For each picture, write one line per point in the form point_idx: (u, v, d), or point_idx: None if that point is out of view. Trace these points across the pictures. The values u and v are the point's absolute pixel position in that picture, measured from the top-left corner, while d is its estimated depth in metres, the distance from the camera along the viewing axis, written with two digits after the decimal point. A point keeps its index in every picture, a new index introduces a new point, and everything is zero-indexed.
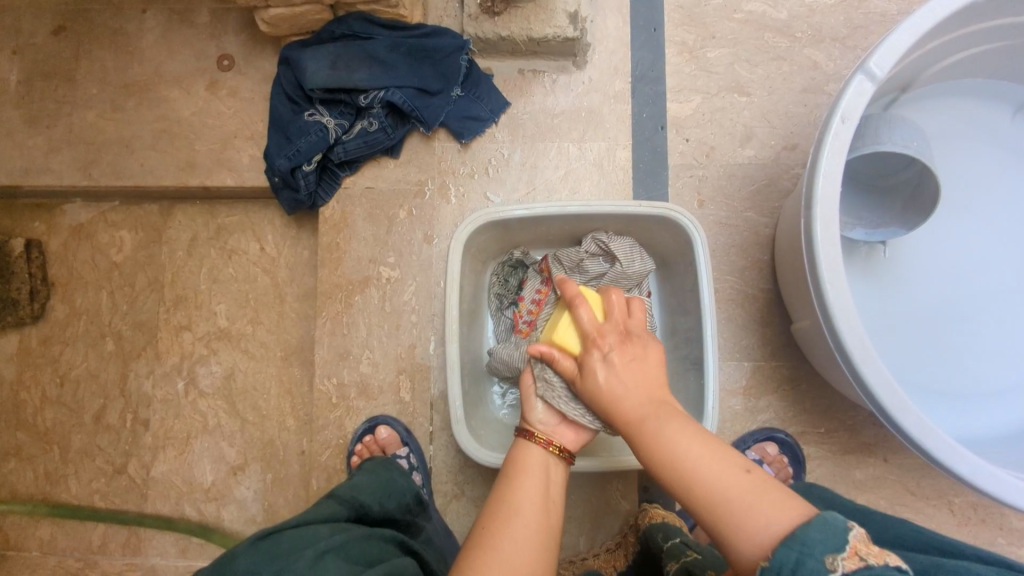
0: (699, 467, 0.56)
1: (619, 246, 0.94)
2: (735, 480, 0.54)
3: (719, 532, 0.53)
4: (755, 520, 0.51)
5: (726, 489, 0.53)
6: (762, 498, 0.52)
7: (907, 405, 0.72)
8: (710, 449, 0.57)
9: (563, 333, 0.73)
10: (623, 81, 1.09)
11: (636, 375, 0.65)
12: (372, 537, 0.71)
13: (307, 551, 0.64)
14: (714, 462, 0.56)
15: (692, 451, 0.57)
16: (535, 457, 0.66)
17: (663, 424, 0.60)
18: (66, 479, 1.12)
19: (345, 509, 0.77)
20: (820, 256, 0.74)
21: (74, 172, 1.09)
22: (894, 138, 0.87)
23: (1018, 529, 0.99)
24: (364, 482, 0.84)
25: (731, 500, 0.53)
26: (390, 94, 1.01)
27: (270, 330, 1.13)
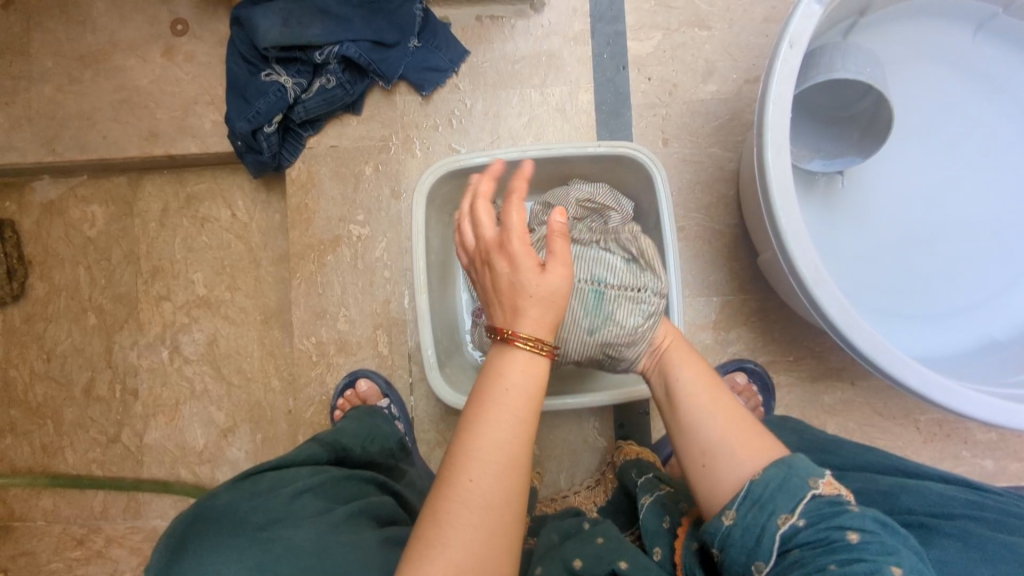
0: (701, 402, 0.66)
1: (604, 198, 0.91)
2: (736, 416, 0.64)
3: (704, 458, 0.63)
4: (741, 451, 0.61)
5: (725, 424, 0.63)
6: (753, 437, 0.62)
7: (859, 324, 0.74)
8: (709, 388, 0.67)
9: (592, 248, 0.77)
10: (582, 22, 1.07)
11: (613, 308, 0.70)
12: (352, 478, 0.74)
13: (285, 490, 0.65)
14: (713, 400, 0.66)
15: (691, 387, 0.67)
16: (514, 375, 0.56)
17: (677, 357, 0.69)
18: (63, 451, 1.16)
19: (326, 452, 0.79)
20: (772, 181, 0.75)
21: (37, 148, 1.09)
22: (847, 64, 0.88)
23: (981, 441, 1.02)
24: (347, 428, 0.87)
25: (724, 440, 0.62)
26: (345, 48, 1.00)
27: (247, 294, 1.15)
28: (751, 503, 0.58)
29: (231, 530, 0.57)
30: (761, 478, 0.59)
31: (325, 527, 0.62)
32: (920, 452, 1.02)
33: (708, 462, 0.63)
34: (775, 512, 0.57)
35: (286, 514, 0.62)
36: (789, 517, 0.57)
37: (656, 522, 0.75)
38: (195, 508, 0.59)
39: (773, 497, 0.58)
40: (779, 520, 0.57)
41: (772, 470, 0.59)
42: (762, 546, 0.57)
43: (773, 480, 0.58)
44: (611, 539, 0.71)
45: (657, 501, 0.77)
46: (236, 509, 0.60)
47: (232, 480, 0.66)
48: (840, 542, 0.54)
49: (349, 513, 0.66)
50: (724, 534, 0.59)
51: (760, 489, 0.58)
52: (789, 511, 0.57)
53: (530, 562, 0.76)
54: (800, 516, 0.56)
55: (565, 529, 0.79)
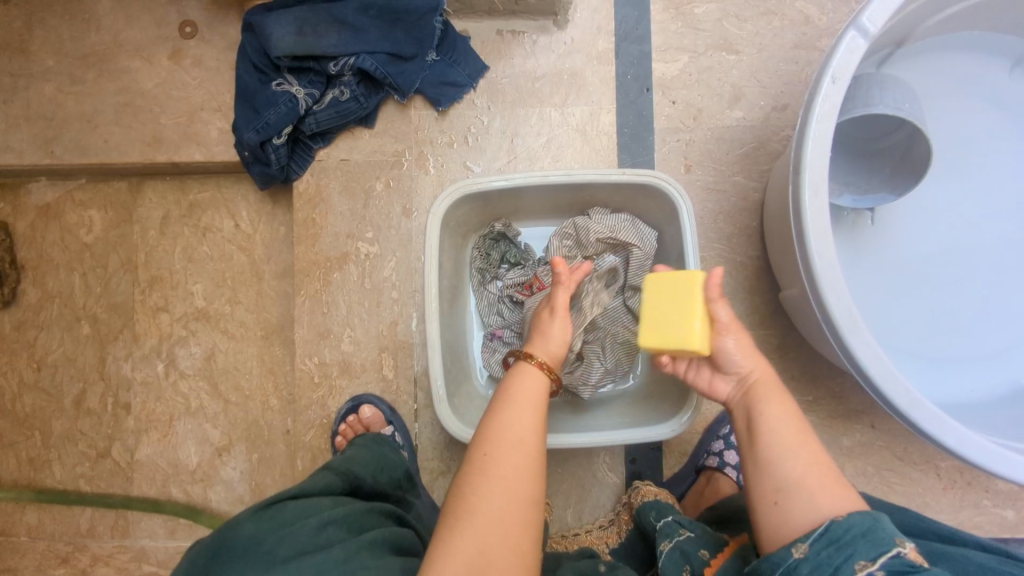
0: (792, 451, 0.61)
1: (627, 233, 0.91)
2: (819, 455, 0.61)
3: (782, 504, 0.60)
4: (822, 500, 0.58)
5: (813, 470, 0.60)
6: (833, 485, 0.59)
7: (895, 377, 0.70)
8: (798, 430, 0.63)
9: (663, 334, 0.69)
10: (606, 40, 1.04)
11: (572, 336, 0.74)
12: (374, 509, 0.71)
13: (309, 522, 0.64)
14: (803, 442, 0.62)
15: (781, 424, 0.63)
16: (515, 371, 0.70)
17: (763, 398, 0.65)
18: (50, 464, 1.11)
19: (342, 481, 0.77)
20: (809, 224, 0.71)
21: (35, 150, 1.05)
22: (885, 100, 0.84)
23: (1003, 491, 0.99)
24: (358, 454, 0.83)
25: (805, 481, 0.59)
26: (361, 61, 0.96)
27: (248, 308, 1.11)
28: (826, 543, 0.56)
29: (261, 564, 0.60)
30: (844, 522, 0.56)
31: (349, 551, 0.61)
32: (940, 500, 0.99)
33: (776, 499, 0.60)
34: (854, 556, 0.55)
35: (312, 546, 0.63)
36: (868, 566, 0.55)
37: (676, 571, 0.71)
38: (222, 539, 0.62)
39: (854, 543, 0.55)
40: (857, 566, 0.55)
41: (857, 518, 0.56)
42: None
43: (857, 529, 0.56)
44: None
45: (677, 548, 0.73)
46: (264, 542, 0.62)
47: (258, 505, 0.66)
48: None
49: (374, 540, 0.64)
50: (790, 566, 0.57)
51: (840, 532, 0.56)
52: (868, 559, 0.55)
53: None
54: (880, 567, 0.55)
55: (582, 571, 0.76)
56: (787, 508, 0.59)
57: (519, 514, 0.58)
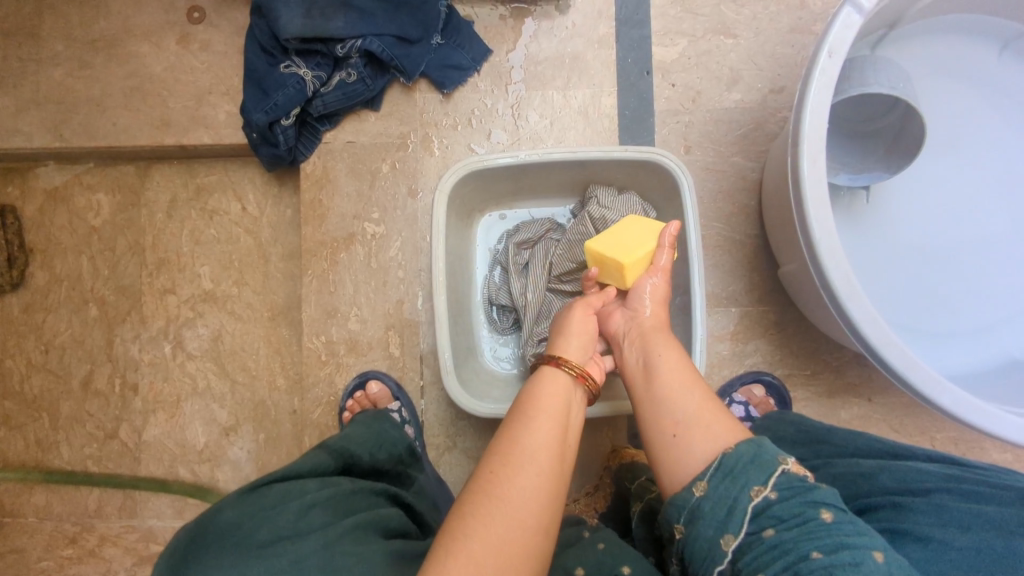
0: (686, 402, 0.61)
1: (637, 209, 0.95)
2: (705, 397, 0.61)
3: (678, 445, 0.58)
4: (712, 432, 0.57)
5: (703, 411, 0.60)
6: (719, 419, 0.59)
7: (891, 340, 0.73)
8: (688, 386, 0.62)
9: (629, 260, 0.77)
10: (607, 25, 1.06)
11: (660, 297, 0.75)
12: (362, 489, 0.70)
13: (290, 505, 0.62)
14: (692, 389, 0.62)
15: (670, 373, 0.64)
16: (549, 399, 0.63)
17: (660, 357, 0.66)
18: (58, 445, 1.12)
19: (333, 461, 0.75)
20: (807, 192, 0.74)
21: (44, 134, 1.06)
22: (879, 79, 0.87)
23: (997, 462, 1.01)
24: (356, 432, 0.83)
25: (701, 415, 0.59)
26: (368, 42, 0.98)
27: (255, 290, 1.12)
28: (722, 475, 0.54)
29: (241, 549, 0.56)
30: (733, 452, 0.55)
31: (330, 536, 0.59)
32: None
33: (677, 438, 0.59)
34: (747, 484, 0.54)
35: (293, 529, 0.60)
36: (762, 490, 0.53)
37: (647, 530, 0.73)
38: (198, 526, 0.58)
39: (745, 471, 0.54)
40: (751, 492, 0.53)
41: (744, 445, 0.55)
42: (734, 520, 0.53)
43: (746, 455, 0.55)
44: (610, 543, 0.68)
45: (646, 507, 0.75)
46: (241, 527, 0.58)
47: (240, 491, 0.62)
48: (813, 519, 0.51)
49: (355, 524, 0.63)
50: (693, 506, 0.55)
51: (732, 462, 0.55)
52: (761, 484, 0.53)
53: None
54: (773, 489, 0.53)
55: (565, 538, 0.74)
56: (685, 447, 0.58)
57: (520, 542, 0.52)
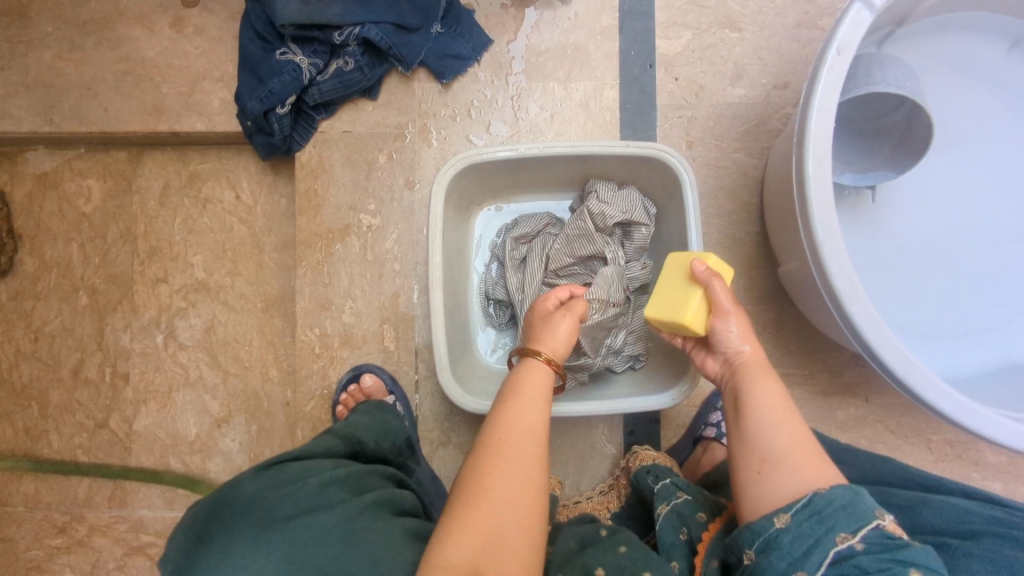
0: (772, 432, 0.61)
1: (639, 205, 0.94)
2: (802, 428, 0.62)
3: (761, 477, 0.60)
4: (801, 472, 0.58)
5: (795, 447, 0.60)
6: (810, 460, 0.59)
7: (893, 344, 0.72)
8: (782, 415, 0.62)
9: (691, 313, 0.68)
10: (610, 16, 1.04)
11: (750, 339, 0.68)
12: (375, 471, 0.70)
13: (311, 479, 0.63)
14: (787, 418, 0.62)
15: (766, 399, 0.63)
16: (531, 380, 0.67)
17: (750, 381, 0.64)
18: (48, 434, 1.11)
19: (343, 445, 0.76)
20: (812, 193, 0.72)
21: (34, 117, 1.04)
22: (886, 78, 0.85)
23: (992, 464, 1.01)
24: (363, 419, 0.83)
25: (792, 452, 0.60)
26: (366, 30, 0.96)
27: (248, 281, 1.10)
28: (809, 515, 0.56)
29: (264, 522, 0.56)
30: (826, 494, 0.56)
31: (352, 510, 0.60)
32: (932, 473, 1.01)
33: (762, 466, 0.60)
34: (835, 528, 0.55)
35: (313, 503, 0.60)
36: (848, 537, 0.55)
37: (673, 534, 0.72)
38: (221, 500, 0.58)
39: (835, 515, 0.55)
40: (837, 538, 0.55)
41: (838, 490, 0.56)
42: (810, 560, 0.55)
43: (840, 499, 0.56)
44: (634, 548, 0.68)
45: (674, 511, 0.74)
46: (263, 502, 0.58)
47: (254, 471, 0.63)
48: (899, 574, 0.53)
49: (374, 501, 0.63)
50: (771, 536, 0.57)
51: (822, 504, 0.56)
52: (849, 531, 0.55)
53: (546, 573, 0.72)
54: (860, 539, 0.54)
55: (582, 536, 0.74)
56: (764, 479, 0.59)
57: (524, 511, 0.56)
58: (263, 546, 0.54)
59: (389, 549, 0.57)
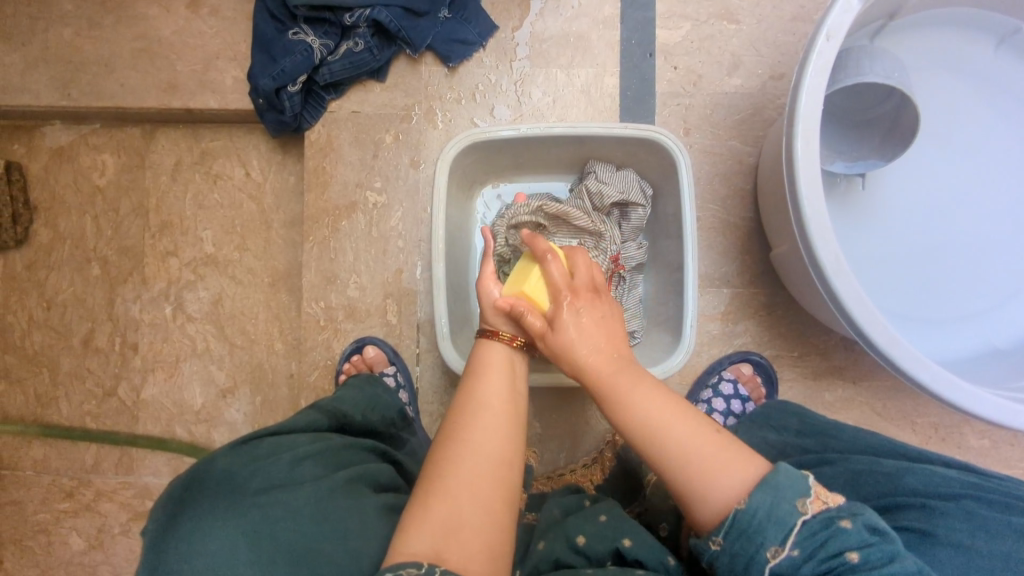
0: (671, 435, 0.61)
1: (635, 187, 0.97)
2: (711, 439, 0.60)
3: (685, 499, 0.59)
4: (719, 482, 0.57)
5: (695, 449, 0.59)
6: (721, 456, 0.58)
7: (875, 318, 0.75)
8: (675, 418, 0.62)
9: (533, 286, 0.73)
10: (612, 6, 1.08)
11: (600, 337, 0.69)
12: (353, 445, 0.72)
13: (285, 456, 0.63)
14: (677, 423, 0.61)
15: (651, 412, 0.63)
16: (497, 354, 0.70)
17: (617, 382, 0.65)
18: (58, 401, 1.14)
19: (327, 420, 0.77)
20: (800, 171, 0.76)
21: (52, 92, 1.07)
22: (875, 68, 0.89)
23: (974, 447, 1.04)
24: (348, 395, 0.85)
25: (703, 469, 0.58)
26: (376, 13, 0.99)
27: (256, 256, 1.14)
28: (739, 535, 0.55)
29: (236, 495, 0.56)
30: (747, 507, 0.55)
31: (323, 488, 0.61)
32: None
33: (683, 491, 0.59)
34: (765, 543, 0.54)
35: (286, 479, 0.61)
36: (780, 548, 0.54)
37: None
38: (193, 472, 0.58)
39: (762, 529, 0.54)
40: (768, 554, 0.54)
41: (756, 500, 0.55)
42: (751, 573, 0.56)
43: (762, 508, 0.55)
44: (613, 516, 0.70)
45: None
46: (235, 474, 0.59)
47: (229, 445, 0.63)
48: (838, 566, 0.53)
49: (348, 477, 0.64)
50: (713, 555, 0.57)
51: (746, 520, 0.55)
52: (779, 541, 0.54)
53: (529, 536, 0.74)
54: (793, 545, 0.54)
55: (566, 506, 0.77)
56: (694, 504, 0.58)
57: (493, 482, 0.57)
58: (232, 516, 0.54)
59: (360, 524, 0.59)
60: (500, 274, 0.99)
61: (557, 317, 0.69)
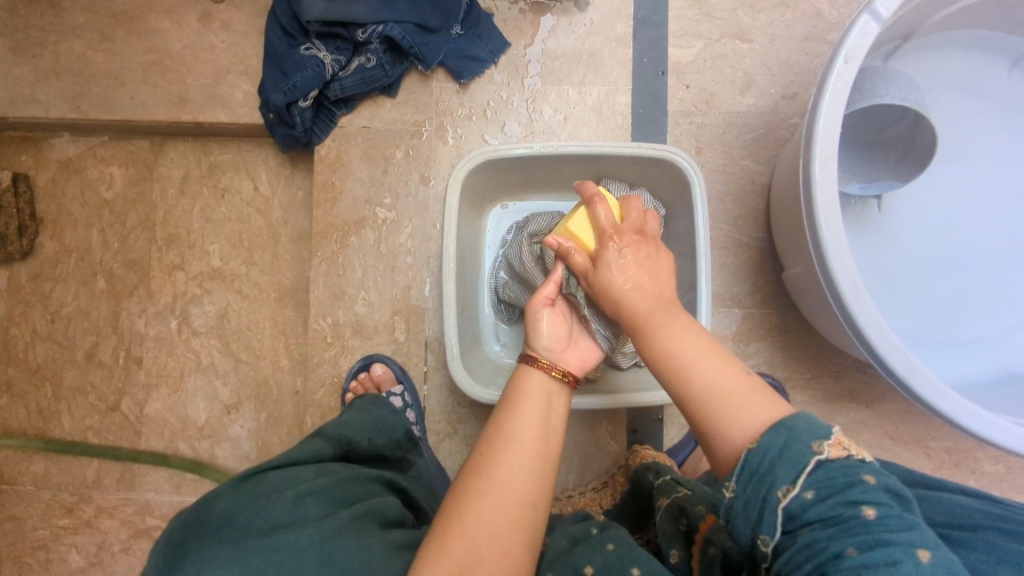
0: (698, 372, 0.57)
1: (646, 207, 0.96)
2: (737, 379, 0.56)
3: (709, 428, 0.55)
4: (741, 421, 0.53)
5: (724, 390, 0.55)
6: (751, 399, 0.54)
7: (895, 345, 0.74)
8: (705, 354, 0.58)
9: (579, 225, 0.74)
10: (624, 24, 1.07)
11: (644, 275, 0.67)
12: (359, 477, 0.69)
13: (289, 493, 0.62)
14: (720, 365, 0.57)
15: (686, 354, 0.59)
16: (536, 386, 0.67)
17: (664, 322, 0.62)
18: (60, 415, 1.13)
19: (332, 447, 0.75)
20: (818, 194, 0.75)
21: (61, 104, 1.07)
22: (891, 91, 0.88)
23: (989, 473, 1.03)
24: (353, 419, 0.83)
25: (734, 401, 0.54)
26: (389, 29, 0.99)
27: (263, 270, 1.13)
28: (750, 477, 0.49)
29: (237, 539, 0.55)
30: (759, 448, 0.50)
31: (327, 529, 0.59)
32: None
33: (705, 419, 0.55)
34: (776, 484, 0.48)
35: (290, 518, 0.59)
36: (790, 490, 0.48)
37: (671, 525, 0.73)
38: (194, 513, 0.57)
39: (772, 467, 0.49)
40: (780, 494, 0.48)
41: (769, 438, 0.50)
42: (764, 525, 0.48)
43: (773, 449, 0.49)
44: (621, 545, 0.68)
45: (673, 503, 0.75)
46: (238, 516, 0.57)
47: (235, 479, 0.62)
48: (853, 518, 0.46)
49: (354, 515, 0.62)
50: (728, 507, 0.51)
51: (757, 461, 0.49)
52: (790, 483, 0.48)
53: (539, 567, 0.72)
54: (803, 487, 0.47)
55: (574, 534, 0.74)
56: (718, 428, 0.54)
57: (513, 521, 0.56)
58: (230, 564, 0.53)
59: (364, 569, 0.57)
60: (512, 296, 0.97)
61: (602, 255, 0.69)
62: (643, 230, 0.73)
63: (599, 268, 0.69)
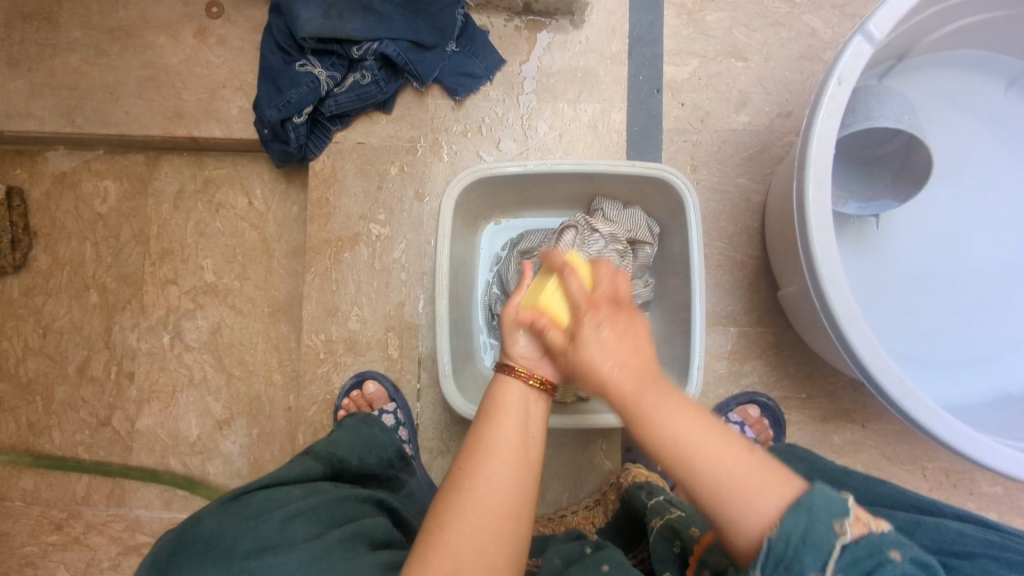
0: (700, 449, 0.53)
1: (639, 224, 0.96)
2: (742, 458, 0.52)
3: (718, 515, 0.51)
4: (758, 504, 0.50)
5: (729, 472, 0.52)
6: (763, 476, 0.51)
7: (889, 368, 0.73)
8: (700, 427, 0.55)
9: (549, 297, 0.69)
10: (620, 42, 1.08)
11: (625, 353, 0.61)
12: (348, 498, 0.68)
13: (275, 514, 0.60)
14: (715, 439, 0.54)
15: (680, 434, 0.55)
16: (514, 394, 0.64)
17: (652, 399, 0.58)
18: (50, 430, 1.12)
19: (322, 466, 0.74)
20: (811, 214, 0.75)
21: (56, 118, 1.07)
22: (884, 112, 0.88)
23: (986, 494, 1.02)
24: (344, 438, 0.82)
25: (744, 483, 0.51)
26: (384, 46, 0.99)
27: (256, 285, 1.12)
28: (774, 564, 0.47)
29: (220, 563, 0.54)
30: (780, 532, 0.48)
31: (314, 551, 0.57)
32: None
33: (713, 508, 0.52)
34: (804, 572, 0.47)
35: (276, 539, 0.58)
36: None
37: (665, 547, 0.70)
38: (178, 534, 0.56)
39: (799, 557, 0.47)
40: None
41: (789, 524, 0.48)
42: None
43: (795, 534, 0.47)
44: (616, 566, 0.66)
45: (666, 524, 0.73)
46: (222, 539, 0.56)
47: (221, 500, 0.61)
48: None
49: (341, 537, 0.61)
50: None
51: (781, 547, 0.47)
52: (818, 568, 0.47)
53: None
54: (832, 573, 0.47)
55: (567, 554, 0.73)
56: (733, 520, 0.50)
57: (493, 540, 0.54)
58: None
59: None
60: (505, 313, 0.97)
61: (578, 332, 0.63)
62: (620, 294, 0.67)
63: (577, 347, 0.63)
